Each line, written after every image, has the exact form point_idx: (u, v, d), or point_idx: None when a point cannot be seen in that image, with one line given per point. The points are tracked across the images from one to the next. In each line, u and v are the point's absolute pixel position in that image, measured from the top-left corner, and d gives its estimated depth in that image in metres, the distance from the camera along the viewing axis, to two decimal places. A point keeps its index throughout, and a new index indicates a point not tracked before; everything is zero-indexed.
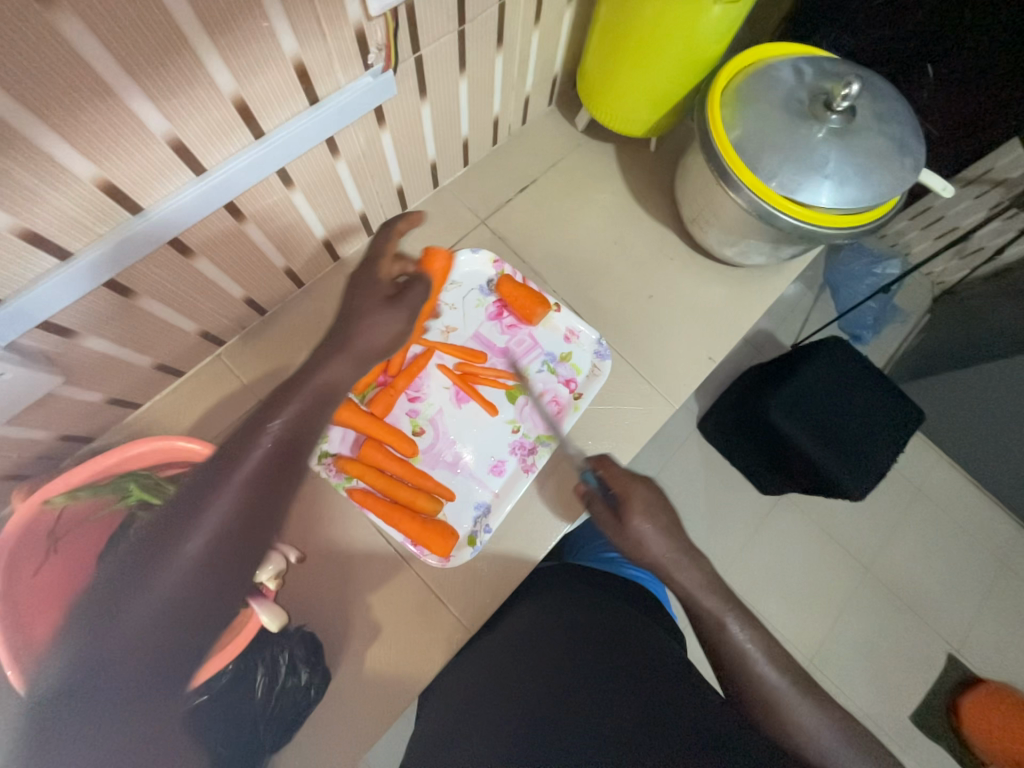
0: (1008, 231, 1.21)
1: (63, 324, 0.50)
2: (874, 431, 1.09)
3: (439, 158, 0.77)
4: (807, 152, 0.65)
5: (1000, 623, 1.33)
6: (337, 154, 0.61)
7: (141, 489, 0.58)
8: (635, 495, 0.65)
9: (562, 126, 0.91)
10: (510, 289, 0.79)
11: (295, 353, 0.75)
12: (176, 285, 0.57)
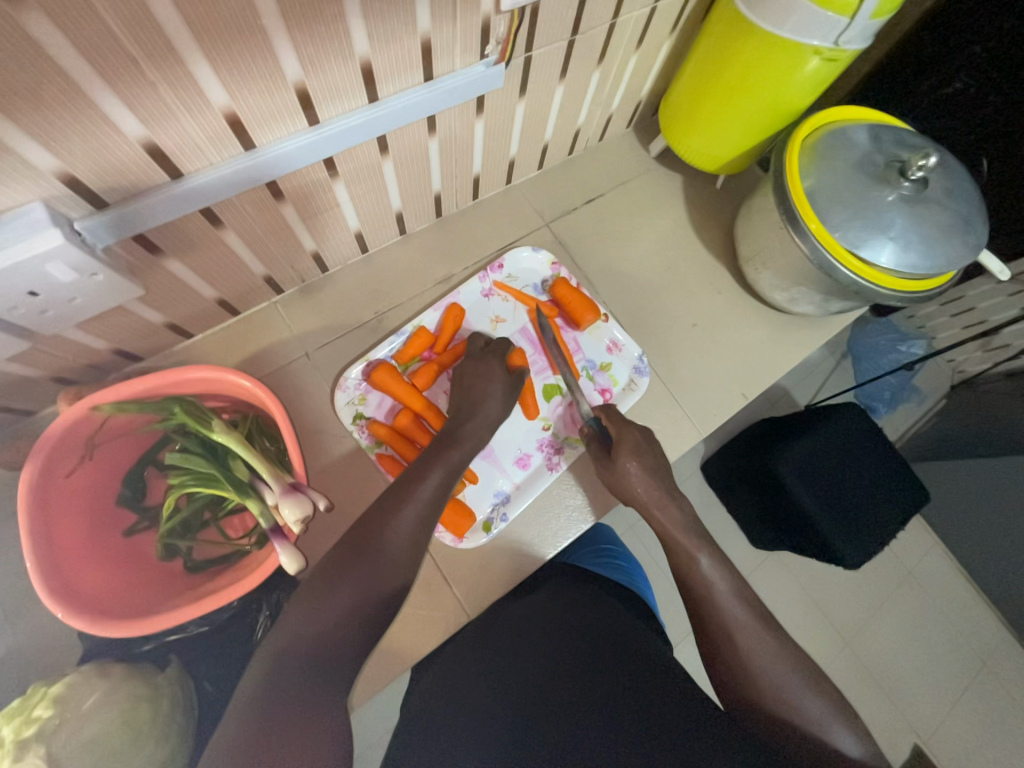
0: None
1: (153, 240, 0.51)
2: (880, 502, 1.10)
3: (518, 157, 0.80)
4: (877, 212, 0.67)
5: (973, 720, 1.31)
6: (432, 133, 0.63)
7: (187, 412, 0.59)
8: (626, 437, 0.70)
9: (635, 149, 0.94)
10: (564, 293, 0.81)
11: (348, 314, 0.77)
12: (258, 226, 0.59)
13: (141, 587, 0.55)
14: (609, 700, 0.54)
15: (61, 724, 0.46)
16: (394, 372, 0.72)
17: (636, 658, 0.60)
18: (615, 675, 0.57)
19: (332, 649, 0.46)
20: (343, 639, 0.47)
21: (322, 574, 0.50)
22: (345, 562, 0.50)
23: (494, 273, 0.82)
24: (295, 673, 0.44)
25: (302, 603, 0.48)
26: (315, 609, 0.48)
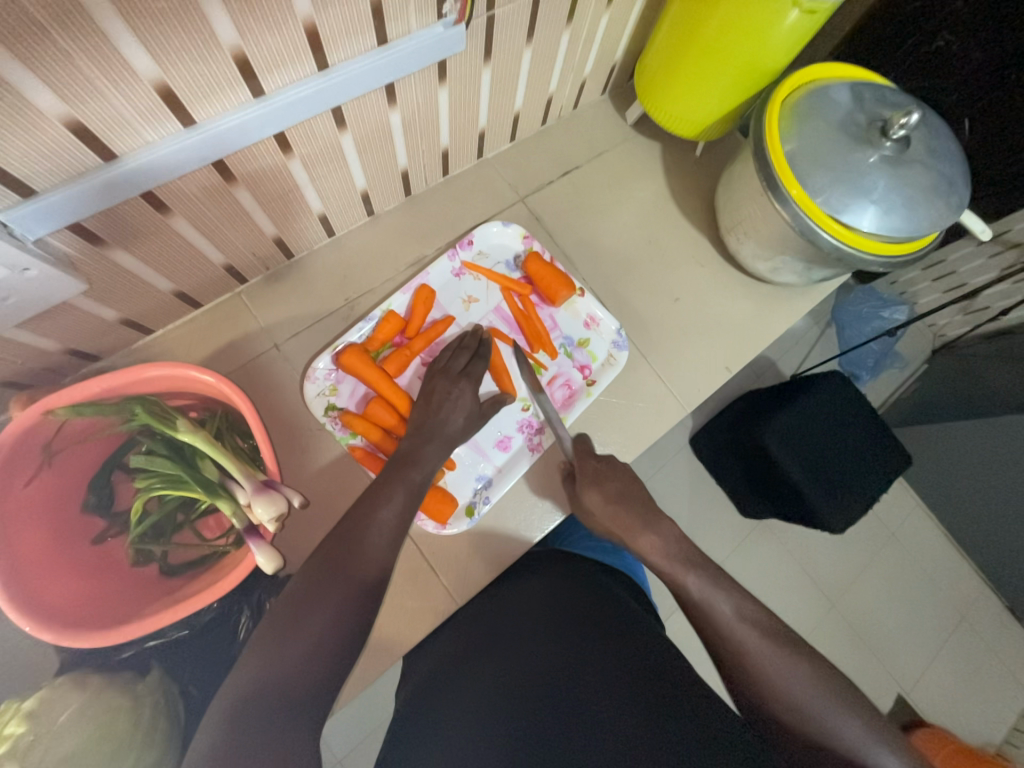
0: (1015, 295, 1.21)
1: (92, 230, 0.48)
2: (863, 470, 1.11)
3: (488, 128, 0.76)
4: (858, 174, 0.65)
5: (951, 671, 1.36)
6: (392, 104, 0.59)
7: (149, 413, 0.56)
8: (585, 469, 0.68)
9: (611, 117, 0.90)
10: (537, 269, 0.78)
11: (318, 303, 0.73)
12: (211, 211, 0.55)
13: (114, 595, 0.54)
14: (601, 684, 0.53)
15: (36, 739, 0.45)
16: (364, 357, 0.70)
17: (626, 640, 0.59)
18: (605, 659, 0.56)
19: (308, 679, 0.45)
20: (316, 668, 0.46)
21: (294, 599, 0.49)
22: (318, 583, 0.50)
23: (464, 250, 0.78)
24: (263, 709, 0.42)
25: (272, 632, 0.47)
26: (286, 638, 0.46)
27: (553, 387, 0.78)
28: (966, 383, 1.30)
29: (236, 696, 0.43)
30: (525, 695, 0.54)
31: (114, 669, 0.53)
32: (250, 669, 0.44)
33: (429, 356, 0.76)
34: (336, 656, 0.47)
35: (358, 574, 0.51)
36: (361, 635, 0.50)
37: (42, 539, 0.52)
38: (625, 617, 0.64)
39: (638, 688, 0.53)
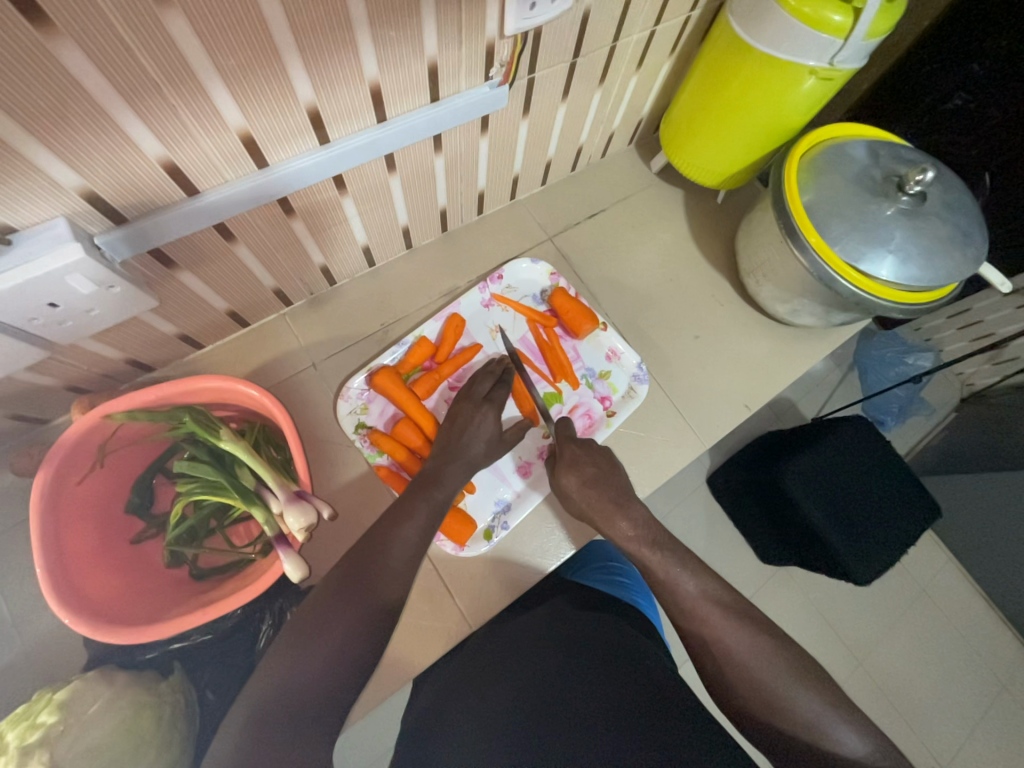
0: None
1: (167, 254, 0.53)
2: (887, 519, 1.08)
3: (522, 173, 0.82)
4: (875, 225, 0.68)
5: (989, 746, 1.26)
6: (438, 150, 0.65)
7: (196, 421, 0.60)
8: (563, 451, 0.71)
9: (637, 165, 0.96)
10: (562, 303, 0.82)
11: (357, 327, 0.78)
12: (269, 240, 0.61)
13: (147, 595, 0.56)
14: (618, 722, 0.52)
15: (66, 730, 0.46)
16: (396, 378, 0.73)
17: (644, 678, 0.57)
18: (622, 696, 0.55)
19: (319, 696, 0.46)
20: (329, 686, 0.47)
21: (313, 613, 0.50)
22: (335, 599, 0.51)
23: (494, 284, 0.83)
24: (274, 726, 0.44)
25: (291, 646, 0.48)
26: (302, 653, 0.48)
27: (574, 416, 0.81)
28: (996, 436, 1.28)
29: (251, 708, 0.45)
30: (534, 728, 0.53)
31: (139, 669, 0.55)
32: (266, 682, 0.46)
33: (456, 381, 0.80)
34: (349, 673, 0.48)
35: (376, 591, 0.52)
36: (375, 653, 0.51)
37: (86, 536, 0.55)
38: (642, 653, 0.63)
39: (658, 730, 0.51)
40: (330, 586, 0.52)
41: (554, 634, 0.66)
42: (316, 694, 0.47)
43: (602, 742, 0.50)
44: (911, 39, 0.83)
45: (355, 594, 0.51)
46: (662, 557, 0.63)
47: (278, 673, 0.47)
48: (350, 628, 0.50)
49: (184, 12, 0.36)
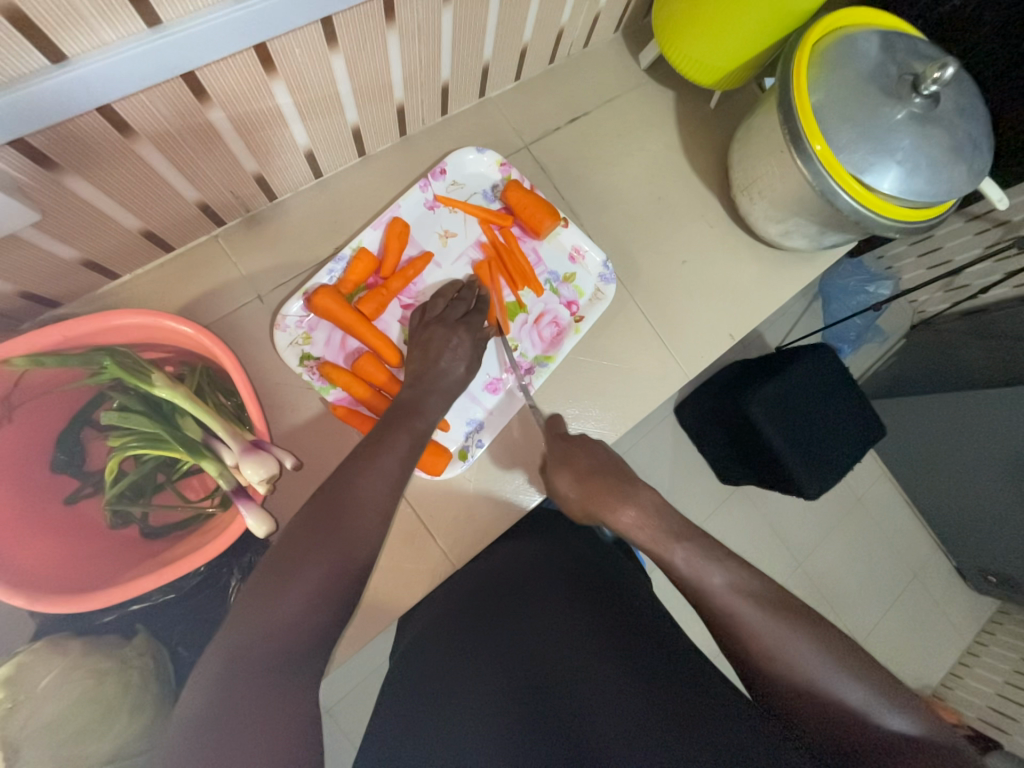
0: (995, 273, 1.21)
1: (42, 149, 0.41)
2: (844, 439, 1.14)
3: (493, 62, 0.69)
4: (885, 131, 0.62)
5: (901, 627, 1.46)
6: (390, 22, 0.52)
7: (120, 365, 0.51)
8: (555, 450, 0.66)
9: (624, 59, 0.83)
10: (517, 198, 0.72)
11: (308, 252, 0.68)
12: (180, 135, 0.48)
13: (94, 556, 0.51)
14: (594, 638, 0.52)
15: (16, 707, 0.43)
16: (339, 298, 0.64)
17: (619, 600, 0.58)
18: (597, 615, 0.55)
19: (298, 639, 0.41)
20: (308, 629, 0.42)
21: (279, 562, 0.44)
22: (301, 549, 0.45)
23: (437, 181, 0.72)
24: (258, 674, 0.38)
25: (261, 590, 0.43)
26: (268, 604, 0.42)
27: (541, 325, 0.75)
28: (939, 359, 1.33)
29: (224, 661, 0.38)
30: (521, 658, 0.52)
31: (97, 634, 0.51)
32: (239, 631, 0.40)
33: (407, 298, 0.71)
34: (332, 612, 0.44)
35: (347, 542, 0.47)
36: (357, 588, 0.47)
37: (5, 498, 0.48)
38: (618, 578, 0.64)
39: (631, 640, 0.52)
40: (294, 540, 0.46)
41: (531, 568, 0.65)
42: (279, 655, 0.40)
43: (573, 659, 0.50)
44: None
45: (324, 546, 0.45)
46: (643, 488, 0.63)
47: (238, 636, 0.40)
48: (318, 588, 0.44)
49: None
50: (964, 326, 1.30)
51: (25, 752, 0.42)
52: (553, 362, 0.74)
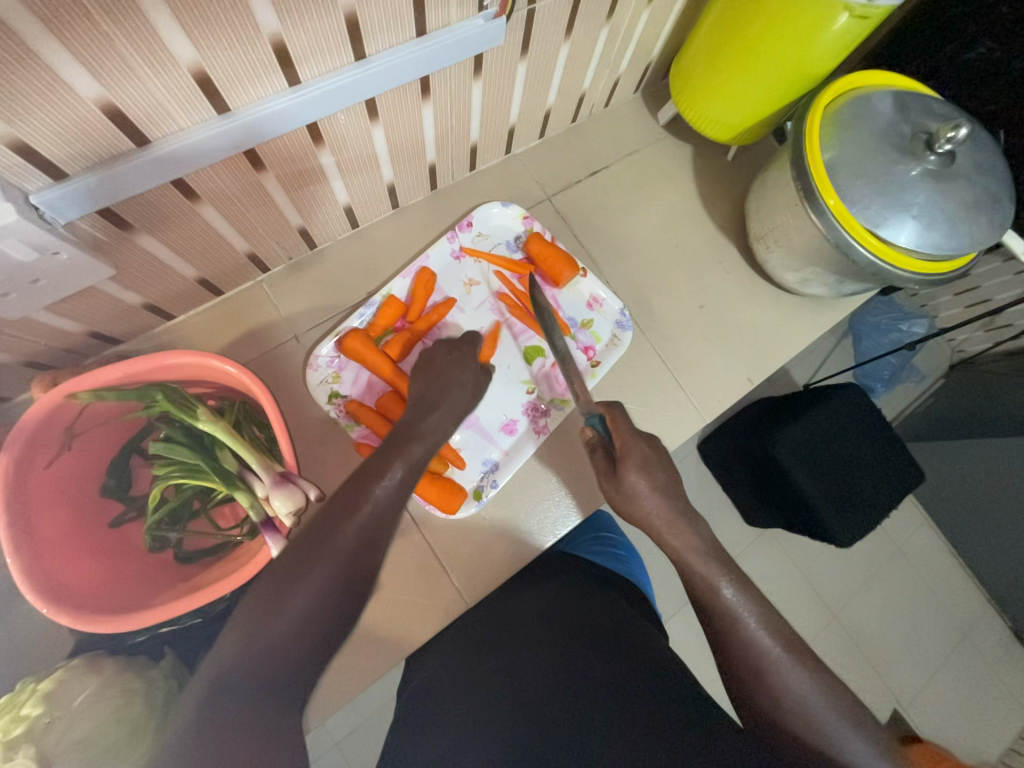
0: None
1: (121, 215, 0.47)
2: (874, 485, 1.10)
3: (519, 124, 0.75)
4: (899, 187, 0.63)
5: (949, 691, 1.35)
6: (425, 96, 0.58)
7: (169, 400, 0.56)
8: (632, 452, 0.61)
9: (643, 116, 0.88)
10: (539, 249, 0.76)
11: (342, 295, 0.73)
12: (237, 197, 0.54)
13: (131, 579, 0.54)
14: (612, 698, 0.52)
15: (53, 720, 0.46)
16: (368, 342, 0.68)
17: (637, 650, 0.57)
18: (614, 674, 0.54)
19: (280, 665, 0.43)
20: (292, 656, 0.44)
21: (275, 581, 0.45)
22: (295, 571, 0.46)
23: (463, 232, 0.77)
24: (239, 700, 0.41)
25: (249, 617, 0.44)
26: (266, 621, 0.44)
27: (558, 369, 0.78)
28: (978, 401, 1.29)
29: (208, 683, 0.41)
30: (541, 709, 0.51)
31: (127, 653, 0.54)
32: (226, 655, 0.43)
33: (431, 341, 0.75)
34: (327, 630, 0.46)
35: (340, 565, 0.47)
36: (350, 616, 0.48)
37: (59, 522, 0.52)
38: (635, 625, 0.63)
39: (650, 698, 0.52)
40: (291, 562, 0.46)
41: (541, 610, 0.65)
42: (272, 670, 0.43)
43: (594, 725, 0.50)
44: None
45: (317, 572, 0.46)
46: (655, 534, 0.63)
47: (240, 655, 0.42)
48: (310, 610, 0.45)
49: None
50: (1006, 368, 1.25)
51: (58, 760, 0.46)
52: (569, 405, 0.77)
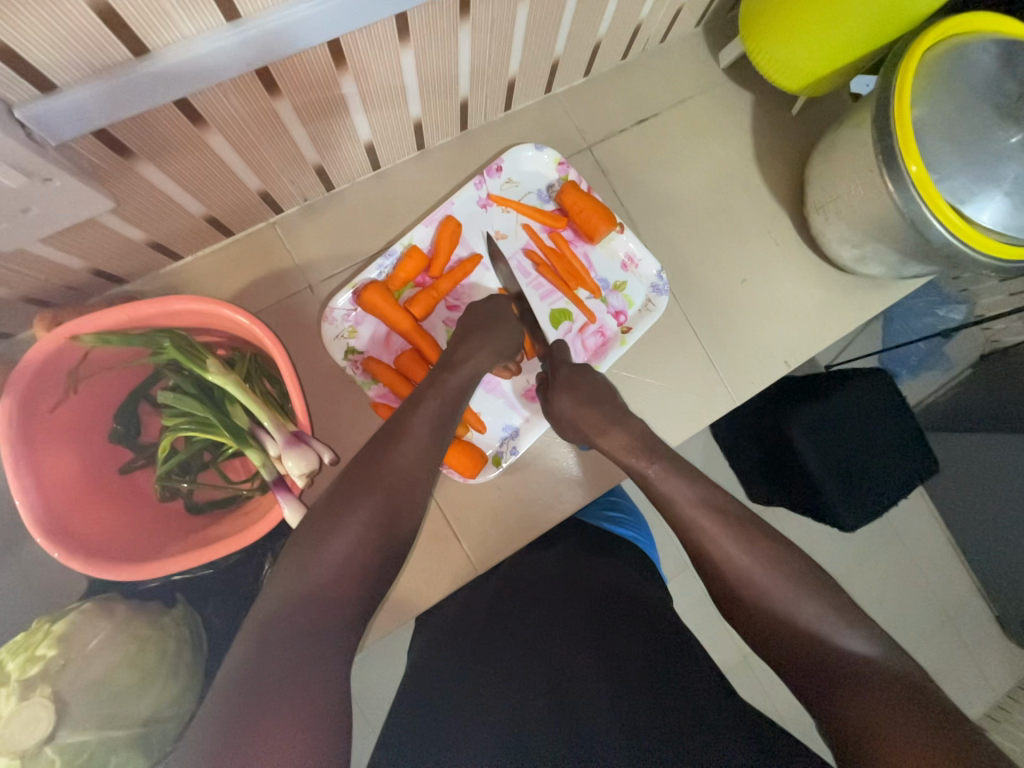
0: None
1: (120, 138, 0.42)
2: (895, 474, 1.07)
3: (564, 57, 0.66)
4: (995, 159, 0.55)
5: (935, 677, 1.38)
6: (464, 16, 0.50)
7: (178, 349, 0.53)
8: (556, 375, 0.66)
9: (702, 57, 0.78)
10: (573, 201, 0.70)
11: (359, 244, 0.68)
12: (248, 125, 0.48)
13: (143, 527, 0.53)
14: (637, 672, 0.50)
15: (67, 664, 0.46)
16: (387, 296, 0.64)
17: (663, 632, 0.56)
18: (651, 653, 0.52)
19: (330, 595, 0.45)
20: (342, 591, 0.45)
21: (321, 518, 0.48)
22: (340, 508, 0.49)
23: (491, 178, 0.70)
24: (289, 635, 0.41)
25: (299, 549, 0.46)
26: (314, 556, 0.46)
27: (585, 334, 0.73)
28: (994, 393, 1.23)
29: (257, 626, 0.42)
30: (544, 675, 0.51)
31: (140, 600, 0.54)
32: (277, 593, 0.44)
33: (454, 299, 0.70)
34: (376, 564, 0.48)
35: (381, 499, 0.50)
36: (391, 566, 0.50)
37: (68, 466, 0.51)
38: (666, 608, 0.61)
39: (671, 682, 0.50)
40: (334, 501, 0.50)
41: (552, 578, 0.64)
42: (329, 606, 0.44)
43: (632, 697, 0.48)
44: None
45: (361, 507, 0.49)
46: (675, 519, 0.61)
47: (292, 587, 0.44)
48: (358, 544, 0.47)
49: None
50: None
51: (73, 708, 0.45)
52: (597, 373, 0.72)
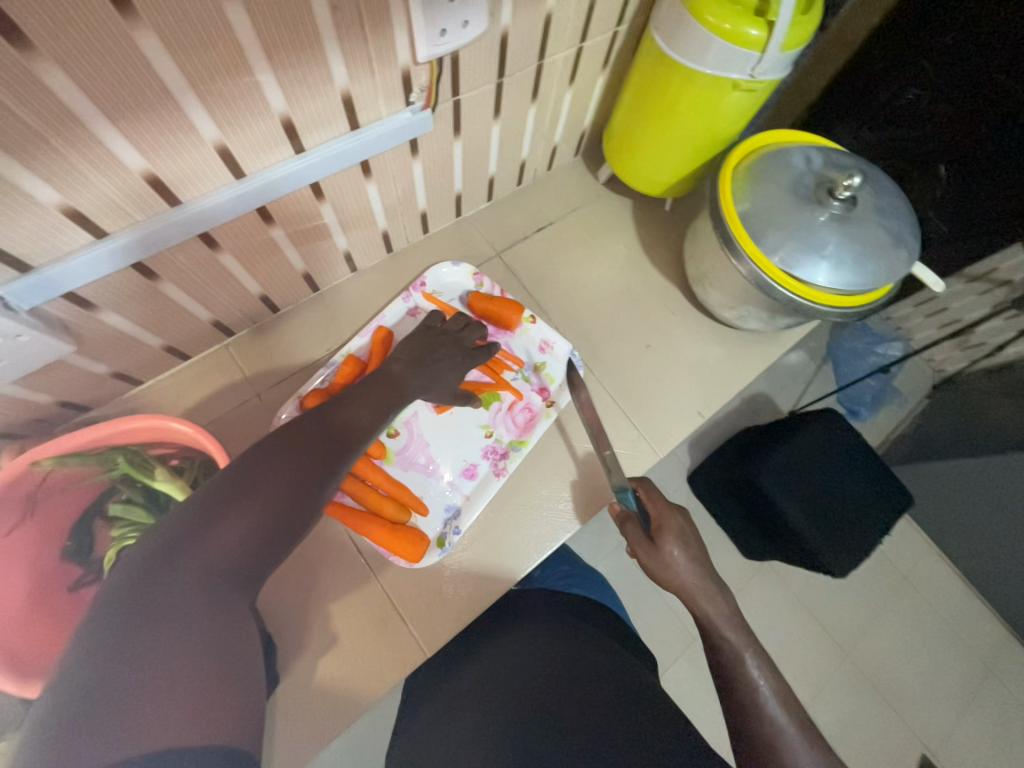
0: (1009, 331, 1.18)
1: (84, 297, 0.52)
2: (858, 510, 1.09)
3: (465, 189, 0.82)
4: (808, 231, 0.69)
5: (980, 732, 1.27)
6: (368, 176, 0.65)
7: (130, 463, 0.60)
8: (666, 522, 0.67)
9: (585, 176, 0.96)
10: (487, 302, 0.82)
11: (305, 353, 0.78)
12: (196, 274, 0.60)
13: None
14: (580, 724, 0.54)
15: None
16: (327, 399, 0.72)
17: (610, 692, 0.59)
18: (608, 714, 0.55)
19: (231, 559, 0.46)
20: (247, 546, 0.47)
21: (238, 475, 0.50)
22: (261, 463, 0.51)
23: (417, 292, 0.82)
24: (179, 573, 0.44)
25: (208, 500, 0.48)
26: (225, 507, 0.48)
27: (515, 412, 0.81)
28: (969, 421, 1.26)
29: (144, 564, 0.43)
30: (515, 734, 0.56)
31: None
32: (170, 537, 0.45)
33: None
34: (276, 529, 0.49)
35: (301, 470, 0.52)
36: (292, 533, 0.50)
37: (14, 588, 0.54)
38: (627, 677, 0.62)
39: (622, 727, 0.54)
40: (255, 463, 0.52)
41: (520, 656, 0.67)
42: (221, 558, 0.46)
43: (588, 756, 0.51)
44: (860, 38, 0.86)
45: (280, 469, 0.51)
46: None
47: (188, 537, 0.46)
48: (266, 503, 0.49)
49: (56, 59, 0.35)
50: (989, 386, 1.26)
51: None
52: (527, 446, 0.78)
